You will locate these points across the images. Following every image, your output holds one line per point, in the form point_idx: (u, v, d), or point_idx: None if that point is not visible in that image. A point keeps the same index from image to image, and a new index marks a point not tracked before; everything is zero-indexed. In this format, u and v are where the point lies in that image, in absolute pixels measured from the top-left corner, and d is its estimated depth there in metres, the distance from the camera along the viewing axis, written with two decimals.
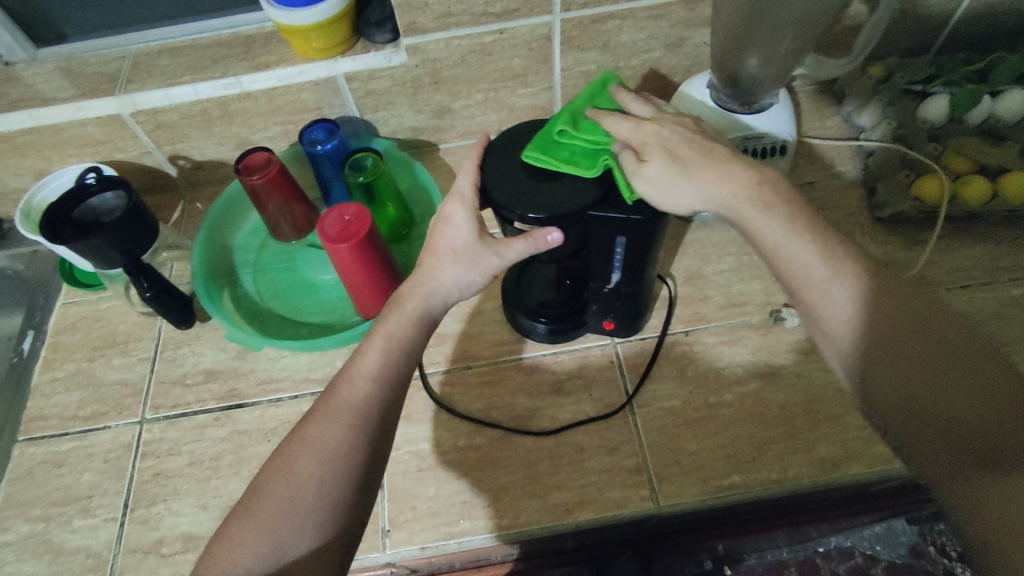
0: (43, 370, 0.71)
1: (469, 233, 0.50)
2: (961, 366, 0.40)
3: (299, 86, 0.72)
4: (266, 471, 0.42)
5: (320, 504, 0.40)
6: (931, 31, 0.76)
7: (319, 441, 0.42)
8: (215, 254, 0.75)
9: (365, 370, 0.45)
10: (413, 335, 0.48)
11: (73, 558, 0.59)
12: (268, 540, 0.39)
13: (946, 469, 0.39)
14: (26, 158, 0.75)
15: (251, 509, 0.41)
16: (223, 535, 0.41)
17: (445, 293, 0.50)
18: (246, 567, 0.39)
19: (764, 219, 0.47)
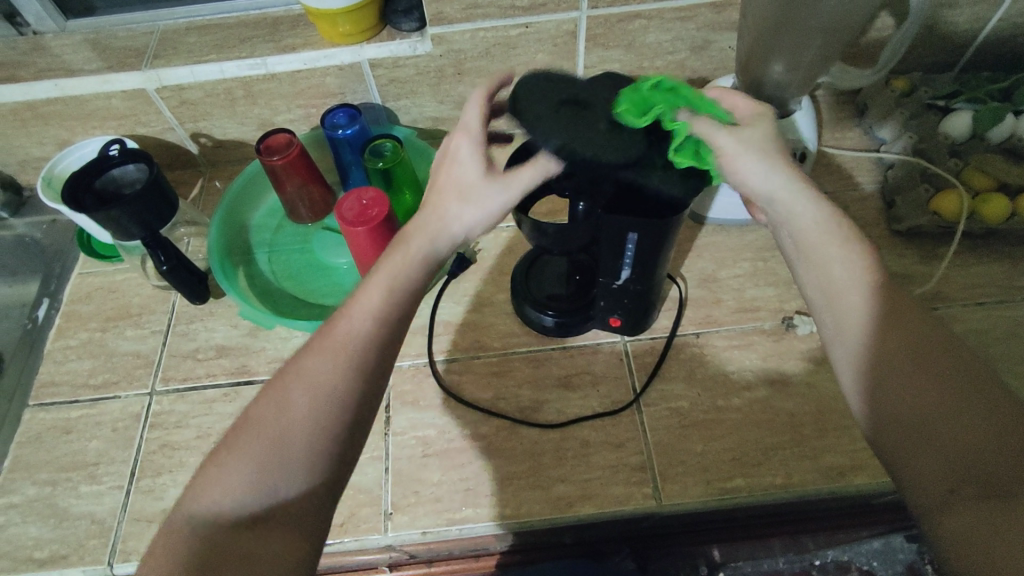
0: (57, 337, 0.71)
1: (477, 167, 0.43)
2: (976, 391, 0.37)
3: (323, 71, 0.72)
4: (256, 402, 0.38)
5: (310, 444, 0.36)
6: (958, 47, 0.76)
7: (314, 377, 0.38)
8: (232, 232, 0.76)
9: (369, 303, 0.40)
10: (420, 269, 0.42)
11: (78, 524, 0.59)
12: (255, 475, 0.36)
13: (937, 493, 0.36)
14: (50, 127, 0.75)
15: (234, 439, 0.37)
16: (208, 463, 0.37)
17: (453, 236, 0.43)
18: (222, 502, 0.35)
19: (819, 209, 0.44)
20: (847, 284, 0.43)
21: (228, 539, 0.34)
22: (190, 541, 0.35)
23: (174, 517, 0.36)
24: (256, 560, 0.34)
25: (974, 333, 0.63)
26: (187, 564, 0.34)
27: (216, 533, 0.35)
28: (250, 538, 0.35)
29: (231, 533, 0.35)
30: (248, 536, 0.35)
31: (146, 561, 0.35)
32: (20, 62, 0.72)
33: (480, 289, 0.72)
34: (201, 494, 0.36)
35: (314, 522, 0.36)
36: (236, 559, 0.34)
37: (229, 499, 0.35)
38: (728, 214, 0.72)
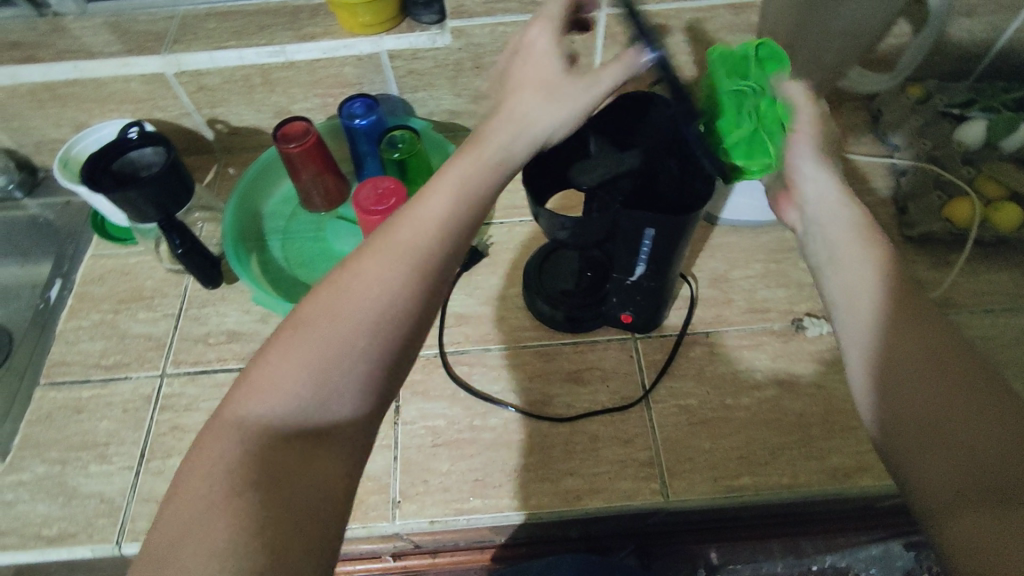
0: (69, 318, 0.72)
1: (557, 67, 0.47)
2: (988, 394, 0.36)
3: (341, 61, 0.72)
4: (310, 305, 0.36)
5: (364, 355, 0.35)
6: (974, 56, 0.76)
7: (369, 283, 0.36)
8: (246, 218, 0.76)
9: (433, 213, 0.39)
10: (485, 181, 0.42)
11: (87, 503, 0.59)
12: (310, 382, 0.34)
13: (944, 498, 0.34)
14: (67, 109, 0.76)
15: (289, 341, 0.35)
16: (259, 359, 0.36)
17: (536, 129, 0.45)
18: (280, 405, 0.34)
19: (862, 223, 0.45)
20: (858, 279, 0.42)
21: (280, 446, 0.34)
22: (240, 444, 0.33)
23: (222, 415, 0.35)
24: (307, 475, 0.33)
25: (983, 339, 0.64)
26: (237, 469, 0.33)
27: (266, 437, 0.34)
28: (302, 449, 0.34)
29: (283, 438, 0.34)
30: (301, 446, 0.34)
31: (188, 459, 0.34)
32: (40, 43, 0.72)
33: (492, 282, 0.72)
34: (252, 395, 0.34)
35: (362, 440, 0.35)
36: (289, 469, 0.33)
37: (281, 403, 0.34)
38: (740, 215, 0.73)
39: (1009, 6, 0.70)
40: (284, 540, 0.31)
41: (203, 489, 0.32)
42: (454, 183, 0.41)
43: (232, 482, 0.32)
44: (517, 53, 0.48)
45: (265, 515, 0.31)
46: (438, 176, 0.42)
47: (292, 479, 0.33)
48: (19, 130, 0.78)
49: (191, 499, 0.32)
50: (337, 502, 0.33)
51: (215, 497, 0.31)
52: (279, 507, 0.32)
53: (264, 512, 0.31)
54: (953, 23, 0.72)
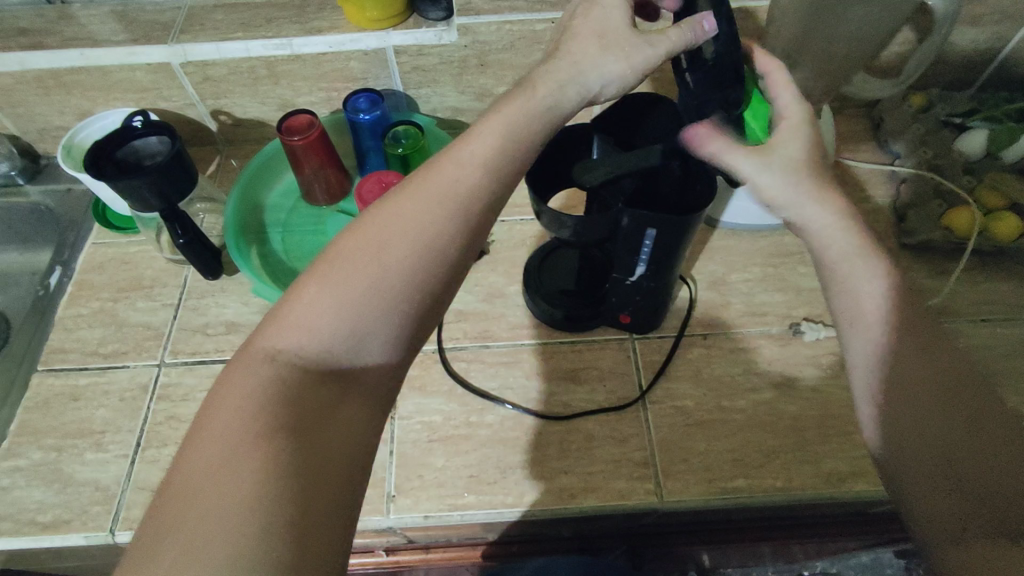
0: (68, 305, 0.72)
1: (621, 23, 0.48)
2: (986, 425, 0.38)
3: (347, 55, 0.72)
4: (349, 244, 0.38)
5: (402, 288, 0.38)
6: (978, 66, 0.76)
7: (414, 220, 0.39)
8: (247, 211, 0.76)
9: (474, 157, 0.41)
10: (533, 124, 0.44)
11: (81, 490, 0.59)
12: (347, 320, 0.37)
13: (951, 530, 0.36)
14: (72, 97, 0.76)
15: (336, 264, 0.38)
16: (307, 277, 0.38)
17: (585, 82, 0.46)
18: (322, 323, 0.36)
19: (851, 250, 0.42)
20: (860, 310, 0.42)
21: (314, 381, 0.36)
22: (276, 375, 0.35)
23: (256, 348, 0.36)
24: (339, 415, 0.35)
25: (979, 348, 0.64)
26: (274, 401, 0.34)
27: (301, 372, 0.36)
28: (334, 388, 0.36)
29: (317, 373, 0.36)
30: (333, 385, 0.36)
31: (220, 389, 0.35)
32: (46, 30, 0.72)
33: (491, 280, 0.72)
34: (289, 327, 0.36)
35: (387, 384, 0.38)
36: (322, 406, 0.35)
37: (317, 338, 0.36)
38: (741, 218, 0.73)
39: (1014, 17, 0.70)
40: (320, 468, 0.33)
41: (239, 420, 0.33)
42: (499, 127, 0.43)
43: (270, 413, 0.34)
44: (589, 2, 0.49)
45: (304, 445, 0.33)
46: (485, 117, 0.43)
47: (325, 418, 0.35)
48: (23, 116, 0.78)
49: (228, 422, 0.33)
50: (363, 443, 0.36)
51: (251, 428, 0.32)
52: (315, 441, 0.33)
53: (302, 442, 0.33)
54: (958, 32, 0.72)
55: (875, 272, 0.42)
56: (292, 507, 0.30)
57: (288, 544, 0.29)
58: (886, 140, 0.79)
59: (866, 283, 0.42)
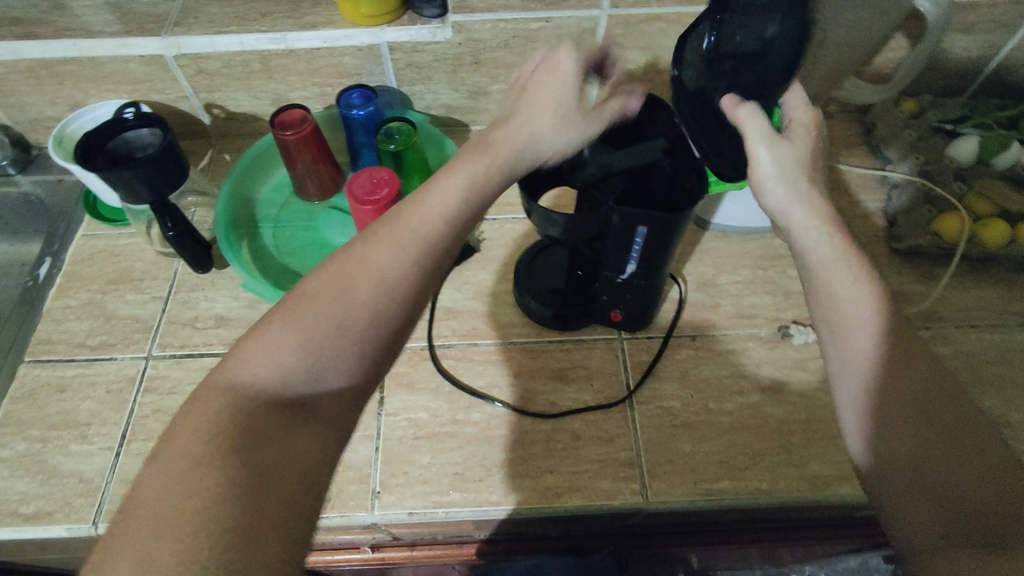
0: (57, 296, 0.71)
1: (573, 91, 0.49)
2: (964, 436, 0.38)
3: (341, 50, 0.72)
4: (314, 283, 0.40)
5: (362, 332, 0.39)
6: (970, 73, 0.77)
7: (376, 265, 0.40)
8: (238, 205, 0.76)
9: (441, 205, 0.44)
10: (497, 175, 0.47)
11: (65, 482, 0.59)
12: (306, 355, 0.38)
13: (931, 541, 0.37)
14: (64, 87, 0.75)
15: (298, 308, 0.39)
16: (267, 319, 0.39)
17: (537, 148, 0.48)
18: (281, 363, 0.37)
19: (845, 265, 0.43)
20: (853, 322, 0.42)
21: (271, 413, 0.36)
22: (232, 407, 0.36)
23: (216, 380, 0.37)
24: (295, 445, 0.36)
25: (966, 354, 0.64)
26: (229, 429, 0.35)
27: (259, 404, 0.36)
28: (290, 419, 0.36)
29: (275, 406, 0.36)
30: (290, 417, 0.36)
31: (178, 420, 0.36)
32: (39, 20, 0.72)
33: (482, 278, 0.72)
34: (249, 361, 0.37)
35: (344, 418, 0.39)
36: (277, 437, 0.35)
37: (276, 372, 0.37)
38: (731, 220, 0.73)
39: (1006, 25, 0.70)
40: (269, 497, 0.33)
41: (193, 446, 0.34)
42: (466, 175, 0.45)
43: (227, 439, 0.34)
44: (545, 65, 0.50)
45: (255, 471, 0.33)
46: (452, 166, 0.46)
47: (281, 445, 0.35)
48: (15, 106, 0.78)
49: (182, 450, 0.33)
50: (317, 473, 0.36)
51: (205, 453, 0.33)
52: (267, 466, 0.34)
53: (252, 468, 0.33)
54: (951, 39, 0.72)
55: (860, 279, 0.42)
56: (235, 534, 0.31)
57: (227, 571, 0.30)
58: (877, 146, 0.79)
59: (855, 288, 0.42)
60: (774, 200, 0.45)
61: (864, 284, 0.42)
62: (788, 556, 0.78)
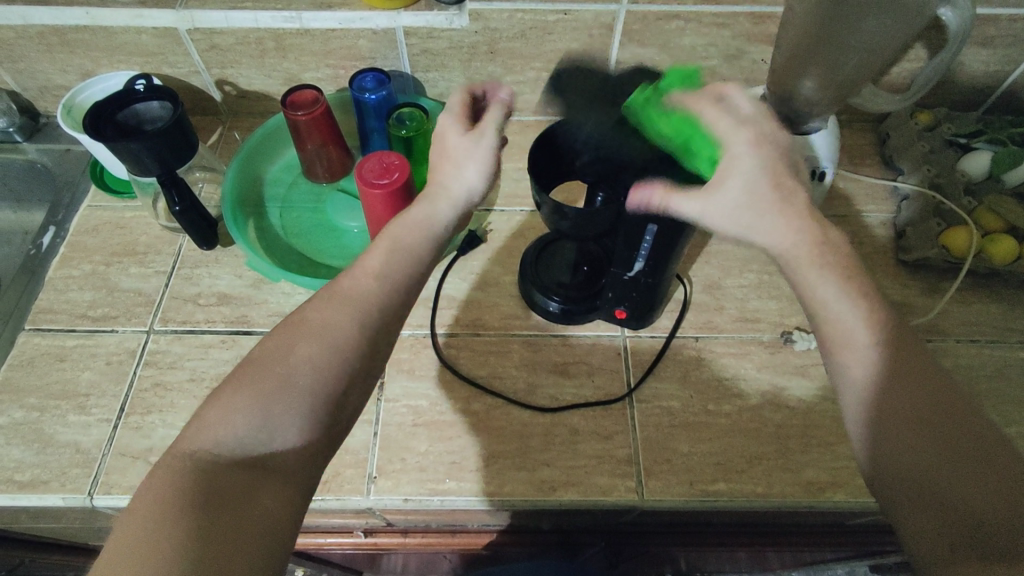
0: (59, 266, 0.71)
1: (456, 134, 0.51)
2: (967, 447, 0.39)
3: (357, 33, 0.72)
4: (265, 347, 0.44)
5: (317, 382, 0.42)
6: (986, 87, 0.76)
7: (318, 325, 0.44)
8: (246, 183, 0.76)
9: (367, 270, 0.47)
10: (421, 237, 0.49)
11: (62, 452, 0.59)
12: (258, 416, 0.41)
13: (938, 548, 0.37)
14: (75, 56, 0.75)
15: (249, 378, 0.42)
16: (220, 391, 0.43)
17: (452, 193, 0.50)
18: (240, 429, 0.41)
19: (823, 284, 0.45)
20: (846, 342, 0.44)
21: (227, 470, 0.39)
22: (195, 467, 0.39)
23: (178, 448, 0.40)
24: (254, 496, 0.38)
25: (966, 368, 0.64)
26: (183, 489, 0.38)
27: (219, 463, 0.40)
28: (246, 475, 0.39)
29: (229, 464, 0.40)
30: (247, 471, 0.40)
31: (142, 486, 0.39)
32: None
33: (488, 269, 0.72)
34: (204, 428, 0.41)
35: (303, 471, 0.41)
36: (231, 488, 0.38)
37: (230, 433, 0.41)
38: None
39: None
40: (227, 543, 0.36)
41: (160, 505, 0.37)
42: (386, 245, 0.48)
43: (182, 494, 0.38)
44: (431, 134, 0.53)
45: (210, 521, 0.37)
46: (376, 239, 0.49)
47: (236, 500, 0.38)
48: (24, 72, 0.77)
49: (142, 509, 0.37)
50: (281, 518, 0.39)
51: (166, 509, 0.37)
52: (219, 517, 0.37)
53: (201, 520, 0.37)
54: (969, 52, 0.72)
55: (850, 296, 0.45)
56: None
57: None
58: (889, 156, 0.79)
59: (841, 305, 0.45)
60: (749, 230, 0.46)
61: (854, 302, 0.45)
62: (775, 561, 0.79)
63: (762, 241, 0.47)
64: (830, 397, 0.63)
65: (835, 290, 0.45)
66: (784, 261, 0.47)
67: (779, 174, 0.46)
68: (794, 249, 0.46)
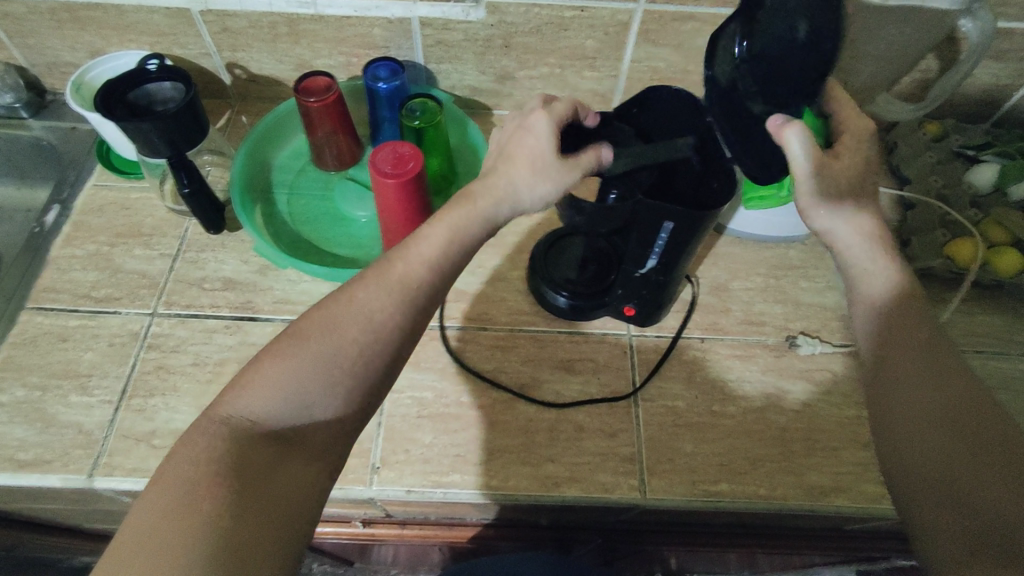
0: (63, 245, 0.70)
1: (550, 148, 0.48)
2: (991, 451, 0.40)
3: (372, 21, 0.71)
4: (309, 320, 0.44)
5: (356, 366, 0.43)
6: (995, 100, 0.77)
7: (368, 309, 0.44)
8: (254, 168, 0.75)
9: (423, 254, 0.46)
10: (475, 227, 0.48)
11: (63, 432, 0.58)
12: (296, 392, 0.41)
13: (958, 550, 0.38)
14: (85, 33, 0.74)
15: (289, 351, 0.42)
16: (259, 361, 0.42)
17: (516, 200, 0.49)
18: (275, 401, 0.41)
19: (874, 268, 0.51)
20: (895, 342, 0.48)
21: (258, 446, 0.40)
22: (229, 437, 0.40)
23: (214, 414, 0.41)
24: (280, 475, 0.39)
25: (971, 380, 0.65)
26: (218, 461, 0.38)
27: (254, 434, 0.40)
28: (275, 453, 0.40)
29: (261, 439, 0.40)
30: (277, 450, 0.40)
31: (173, 450, 0.40)
32: None
33: (496, 263, 0.72)
34: (244, 397, 0.41)
35: (329, 452, 0.42)
36: (263, 466, 0.39)
37: (268, 406, 0.41)
38: (747, 227, 0.73)
39: None
40: (253, 532, 0.36)
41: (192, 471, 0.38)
42: (446, 228, 0.47)
43: (215, 469, 0.38)
44: (520, 127, 0.50)
45: (241, 501, 0.37)
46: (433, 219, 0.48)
47: (266, 479, 0.39)
48: (32, 48, 0.76)
49: (178, 471, 0.38)
50: (306, 503, 0.40)
51: (197, 482, 0.37)
52: (249, 497, 0.37)
53: (230, 499, 0.37)
54: (980, 65, 0.73)
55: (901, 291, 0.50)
56: (218, 560, 0.34)
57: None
58: (894, 166, 0.78)
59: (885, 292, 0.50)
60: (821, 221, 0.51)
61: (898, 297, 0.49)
62: (767, 562, 0.80)
63: (824, 229, 0.51)
64: (832, 403, 0.63)
65: (869, 267, 0.51)
66: (840, 246, 0.52)
67: (852, 174, 0.50)
68: (851, 237, 0.51)
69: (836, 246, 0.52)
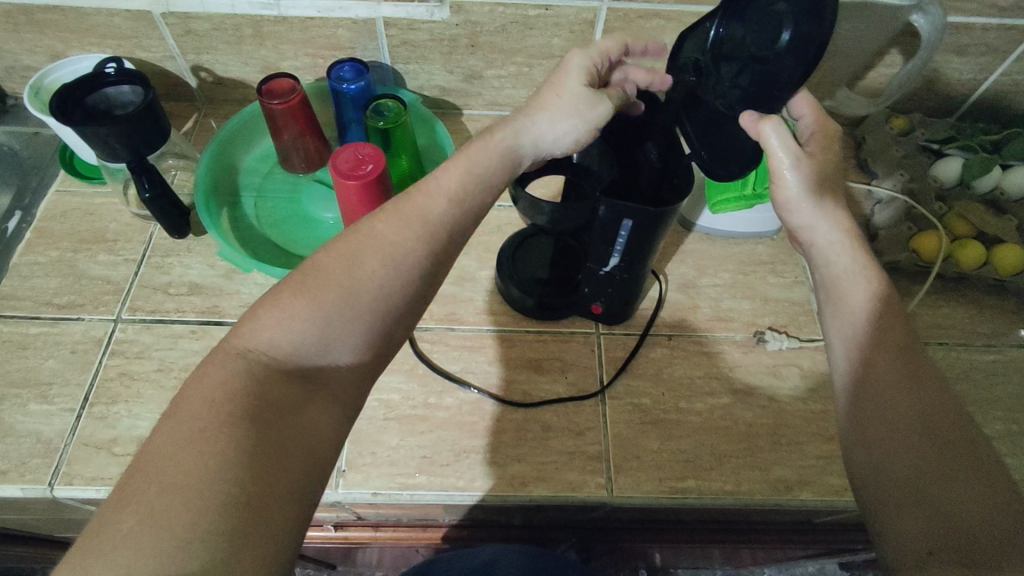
0: (24, 252, 0.69)
1: (578, 80, 0.49)
2: (960, 455, 0.40)
3: (336, 22, 0.71)
4: (331, 254, 0.41)
5: (376, 303, 0.41)
6: (959, 95, 0.78)
7: (388, 237, 0.42)
8: (220, 171, 0.75)
9: (443, 186, 0.45)
10: (497, 167, 0.47)
11: (22, 441, 0.58)
12: (319, 327, 0.39)
13: (916, 551, 0.38)
14: (44, 36, 0.73)
15: (309, 285, 0.40)
16: (274, 297, 0.40)
17: (541, 138, 0.48)
18: (297, 334, 0.39)
19: (849, 260, 0.50)
20: (872, 334, 0.47)
21: (279, 386, 0.38)
22: (244, 370, 0.38)
23: (229, 345, 0.39)
24: (301, 416, 0.38)
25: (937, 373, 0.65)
26: (236, 397, 0.37)
27: (270, 372, 0.38)
28: (301, 394, 0.39)
29: (282, 378, 0.39)
30: (298, 390, 0.39)
31: (191, 375, 0.38)
32: None
33: (464, 264, 0.72)
34: (262, 330, 0.39)
35: (350, 394, 0.41)
36: (290, 405, 0.38)
37: (288, 338, 0.39)
38: (714, 223, 0.73)
39: (997, 49, 0.71)
40: (275, 473, 0.35)
41: (205, 408, 0.36)
42: (467, 161, 0.46)
43: (235, 403, 0.36)
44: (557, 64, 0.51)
45: (266, 438, 0.36)
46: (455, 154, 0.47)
47: (286, 421, 0.37)
48: None
49: (193, 400, 0.36)
50: (324, 448, 0.39)
51: (212, 417, 0.35)
52: (270, 434, 0.36)
53: (253, 436, 0.35)
54: (943, 60, 0.73)
55: (872, 289, 0.49)
56: (236, 506, 0.33)
57: (230, 538, 0.32)
58: (863, 160, 0.79)
59: (856, 284, 0.49)
60: (796, 212, 0.51)
61: (868, 288, 0.49)
62: (746, 556, 0.80)
63: (796, 220, 0.51)
64: (798, 397, 0.63)
65: (848, 266, 0.50)
66: (812, 238, 0.52)
67: (824, 170, 0.50)
68: (823, 230, 0.51)
69: (812, 238, 0.52)
